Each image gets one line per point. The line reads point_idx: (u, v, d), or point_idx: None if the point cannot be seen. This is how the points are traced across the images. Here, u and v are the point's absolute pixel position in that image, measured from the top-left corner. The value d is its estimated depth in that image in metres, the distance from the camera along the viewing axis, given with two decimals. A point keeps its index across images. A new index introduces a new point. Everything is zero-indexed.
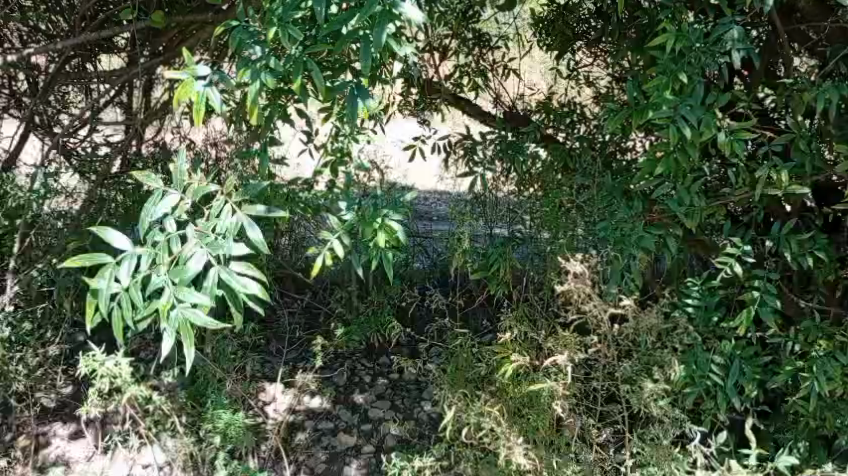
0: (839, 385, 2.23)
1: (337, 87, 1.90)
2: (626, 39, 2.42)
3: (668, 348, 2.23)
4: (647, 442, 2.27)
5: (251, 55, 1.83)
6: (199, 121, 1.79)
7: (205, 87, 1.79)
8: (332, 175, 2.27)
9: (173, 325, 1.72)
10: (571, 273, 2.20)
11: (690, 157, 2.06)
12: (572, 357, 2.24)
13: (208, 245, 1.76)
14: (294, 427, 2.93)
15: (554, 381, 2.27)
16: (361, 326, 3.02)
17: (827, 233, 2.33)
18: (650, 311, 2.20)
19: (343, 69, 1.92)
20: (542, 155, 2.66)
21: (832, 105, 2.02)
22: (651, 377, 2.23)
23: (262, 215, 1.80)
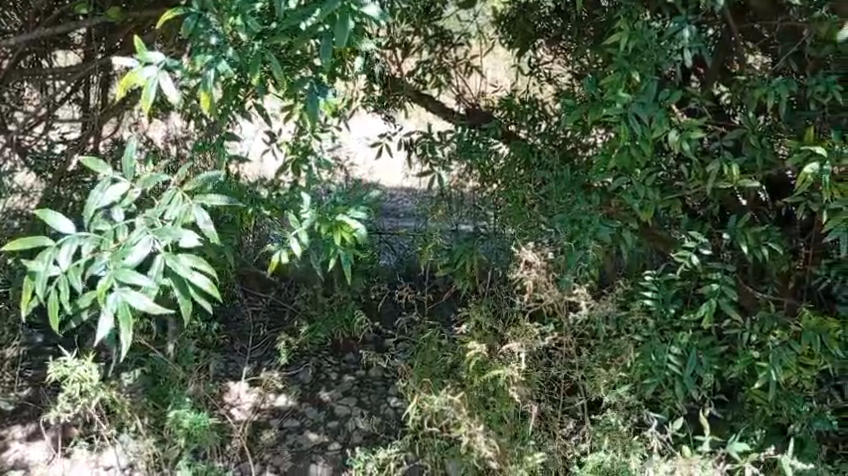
0: (794, 374, 2.28)
1: (296, 83, 1.91)
2: (584, 37, 2.51)
3: (625, 335, 2.33)
4: (603, 428, 2.32)
5: (209, 44, 1.82)
6: (148, 108, 1.74)
7: (153, 73, 1.75)
8: (294, 174, 2.35)
9: (112, 309, 1.62)
10: (525, 262, 2.28)
11: (644, 153, 2.09)
12: (529, 345, 2.30)
13: (155, 232, 1.70)
14: (260, 426, 2.93)
15: (510, 367, 2.30)
16: (325, 323, 3.04)
17: (781, 226, 2.39)
18: (604, 300, 2.29)
19: (303, 64, 1.90)
20: (503, 151, 2.67)
21: (782, 101, 2.06)
22: (607, 368, 2.33)
23: (214, 204, 1.80)
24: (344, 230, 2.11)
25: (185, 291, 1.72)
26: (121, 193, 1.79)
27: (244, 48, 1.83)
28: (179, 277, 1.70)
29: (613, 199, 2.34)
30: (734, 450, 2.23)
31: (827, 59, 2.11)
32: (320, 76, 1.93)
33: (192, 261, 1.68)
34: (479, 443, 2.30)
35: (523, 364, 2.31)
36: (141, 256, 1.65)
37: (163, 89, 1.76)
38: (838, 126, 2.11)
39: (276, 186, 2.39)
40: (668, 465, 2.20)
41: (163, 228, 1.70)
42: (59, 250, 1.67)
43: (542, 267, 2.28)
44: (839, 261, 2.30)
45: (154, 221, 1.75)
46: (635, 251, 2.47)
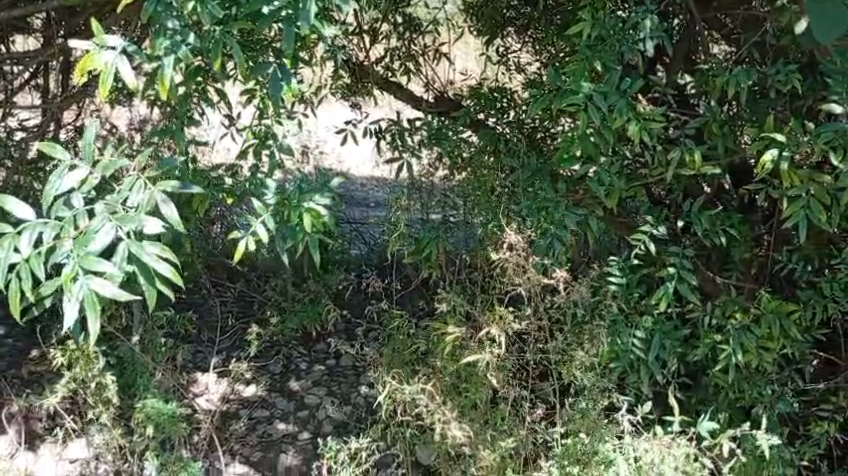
0: (755, 357, 2.31)
1: (261, 68, 1.89)
2: (552, 25, 2.51)
3: (597, 317, 2.35)
4: (577, 410, 2.33)
5: (168, 28, 1.76)
6: (106, 93, 1.72)
7: (112, 59, 1.72)
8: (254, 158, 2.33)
9: (78, 297, 1.58)
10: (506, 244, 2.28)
11: (607, 141, 2.10)
12: (505, 329, 2.31)
13: (117, 219, 1.68)
14: (228, 416, 2.91)
15: (487, 352, 2.32)
16: (295, 313, 3.03)
17: (743, 213, 2.42)
18: (581, 283, 2.32)
19: (265, 49, 1.93)
20: (472, 140, 2.65)
21: (742, 90, 2.08)
22: (582, 348, 2.33)
23: (175, 190, 1.79)
24: (313, 218, 2.12)
25: (149, 279, 1.69)
26: (80, 179, 1.77)
27: (203, 30, 1.81)
28: (144, 265, 1.67)
29: (579, 187, 2.36)
30: (705, 429, 2.27)
31: (786, 48, 2.13)
32: (284, 63, 1.90)
33: (156, 250, 1.67)
34: (453, 428, 2.28)
35: (501, 348, 2.34)
36: (104, 243, 1.63)
37: (122, 73, 1.74)
38: (797, 114, 2.14)
39: (236, 172, 2.39)
40: (644, 443, 2.21)
41: (125, 215, 1.69)
42: (19, 237, 1.64)
43: (522, 248, 2.28)
44: (798, 247, 2.33)
45: (115, 207, 1.74)
46: (601, 238, 2.49)
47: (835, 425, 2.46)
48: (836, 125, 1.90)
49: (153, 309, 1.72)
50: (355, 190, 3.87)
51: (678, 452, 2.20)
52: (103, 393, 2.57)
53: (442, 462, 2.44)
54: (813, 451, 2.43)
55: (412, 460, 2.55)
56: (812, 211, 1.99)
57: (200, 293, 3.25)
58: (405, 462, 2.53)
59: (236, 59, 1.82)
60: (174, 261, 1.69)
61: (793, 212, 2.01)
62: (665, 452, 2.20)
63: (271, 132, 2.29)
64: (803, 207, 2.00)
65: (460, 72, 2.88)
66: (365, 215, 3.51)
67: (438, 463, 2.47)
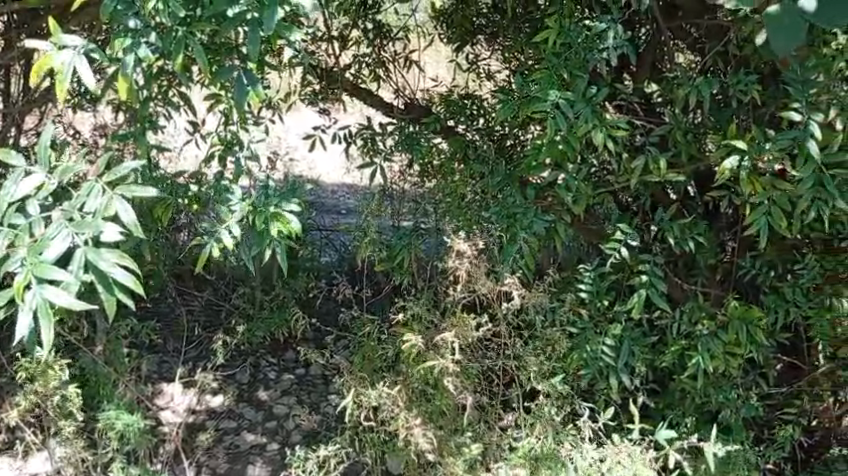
0: (721, 363, 2.35)
1: (224, 72, 1.88)
2: (519, 32, 2.52)
3: (558, 327, 2.39)
4: (537, 415, 2.35)
5: (128, 27, 1.80)
6: (64, 95, 1.73)
7: (67, 60, 1.73)
8: (221, 164, 2.35)
9: (32, 306, 1.58)
10: (456, 252, 2.34)
11: (574, 149, 2.12)
12: (462, 336, 2.33)
13: (74, 225, 1.66)
14: (195, 427, 2.88)
15: (444, 358, 2.32)
16: (263, 322, 3.02)
17: (708, 220, 2.45)
18: (536, 290, 2.35)
19: (230, 52, 1.89)
20: (443, 147, 2.66)
21: (705, 99, 2.11)
22: (539, 355, 2.37)
23: (134, 195, 1.76)
24: (281, 221, 2.10)
25: (108, 286, 1.67)
26: (37, 185, 1.75)
27: (168, 31, 1.82)
28: (101, 272, 1.65)
29: (547, 193, 2.36)
30: (661, 437, 2.31)
31: (746, 56, 2.17)
32: (248, 67, 1.89)
33: (114, 256, 1.65)
34: (416, 436, 2.33)
35: (458, 355, 2.35)
36: (59, 251, 1.63)
37: (80, 75, 1.73)
38: (760, 122, 2.16)
39: (201, 178, 2.38)
40: (598, 452, 2.27)
41: (82, 220, 1.66)
42: None
43: (477, 256, 2.35)
44: (761, 254, 2.36)
45: (73, 214, 1.72)
46: (569, 245, 2.51)
47: (798, 428, 2.49)
48: (794, 135, 1.94)
49: (113, 318, 1.70)
50: (327, 199, 3.88)
51: (632, 463, 2.24)
52: (65, 403, 2.54)
53: (411, 470, 2.43)
54: (776, 455, 2.47)
55: (380, 469, 2.55)
56: (773, 217, 2.03)
57: (166, 301, 3.20)
58: (374, 471, 2.53)
59: (199, 62, 1.81)
60: (132, 267, 1.67)
61: (754, 218, 2.05)
62: (618, 460, 2.24)
63: (236, 140, 2.33)
64: (764, 213, 2.04)
65: (431, 79, 2.87)
66: (335, 223, 3.49)
67: (406, 471, 2.47)
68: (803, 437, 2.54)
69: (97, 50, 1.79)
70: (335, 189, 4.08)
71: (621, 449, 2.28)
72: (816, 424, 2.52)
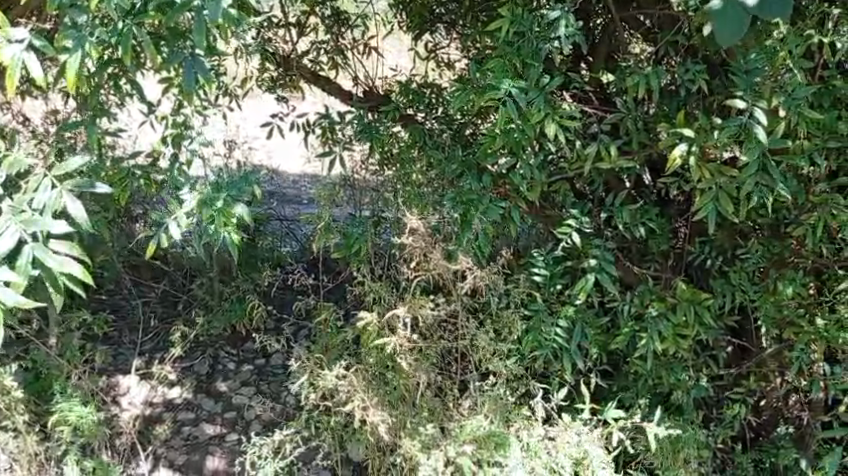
0: (672, 344, 2.39)
1: (172, 56, 1.88)
2: (477, 20, 2.52)
3: (513, 308, 2.42)
4: (486, 393, 2.39)
5: (75, 22, 1.79)
6: (12, 86, 1.75)
7: (18, 54, 1.76)
8: (173, 147, 2.34)
9: None
10: (409, 229, 2.33)
11: (529, 136, 2.14)
12: (415, 312, 2.33)
13: (22, 222, 1.73)
14: (152, 419, 2.87)
15: (398, 336, 2.34)
16: (222, 315, 3.05)
17: (661, 207, 2.48)
18: (492, 271, 2.37)
19: (178, 37, 1.87)
20: (401, 135, 2.64)
21: (655, 88, 2.15)
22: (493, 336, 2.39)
23: (82, 190, 1.82)
24: (227, 215, 2.11)
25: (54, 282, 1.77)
26: None
27: (112, 21, 1.81)
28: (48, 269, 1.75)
29: (502, 181, 2.39)
30: (609, 416, 2.42)
31: (696, 46, 2.20)
32: (197, 52, 1.88)
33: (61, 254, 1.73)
34: (372, 418, 2.32)
35: (411, 333, 2.37)
36: (8, 249, 1.69)
37: (29, 69, 1.78)
38: (708, 110, 2.20)
39: (152, 162, 2.38)
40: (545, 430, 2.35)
41: (30, 217, 1.73)
42: None
43: (425, 232, 2.33)
44: (710, 238, 2.40)
45: (21, 209, 1.77)
46: (526, 230, 2.53)
47: (747, 408, 2.55)
48: (741, 121, 1.97)
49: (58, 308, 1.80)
50: (287, 188, 3.88)
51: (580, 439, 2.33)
52: (14, 394, 2.51)
53: (371, 455, 2.46)
54: (726, 434, 2.53)
55: (341, 456, 2.58)
56: (720, 203, 2.07)
57: (122, 294, 3.21)
58: (335, 457, 2.56)
59: (146, 48, 1.81)
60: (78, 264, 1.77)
61: (703, 204, 2.09)
62: (565, 439, 2.33)
63: (188, 123, 2.34)
64: (712, 199, 2.08)
65: (391, 67, 2.85)
66: (296, 212, 3.47)
67: (367, 457, 2.49)
68: (752, 416, 2.59)
69: (43, 43, 1.78)
70: (296, 180, 4.04)
71: (569, 427, 2.36)
72: (765, 403, 2.58)
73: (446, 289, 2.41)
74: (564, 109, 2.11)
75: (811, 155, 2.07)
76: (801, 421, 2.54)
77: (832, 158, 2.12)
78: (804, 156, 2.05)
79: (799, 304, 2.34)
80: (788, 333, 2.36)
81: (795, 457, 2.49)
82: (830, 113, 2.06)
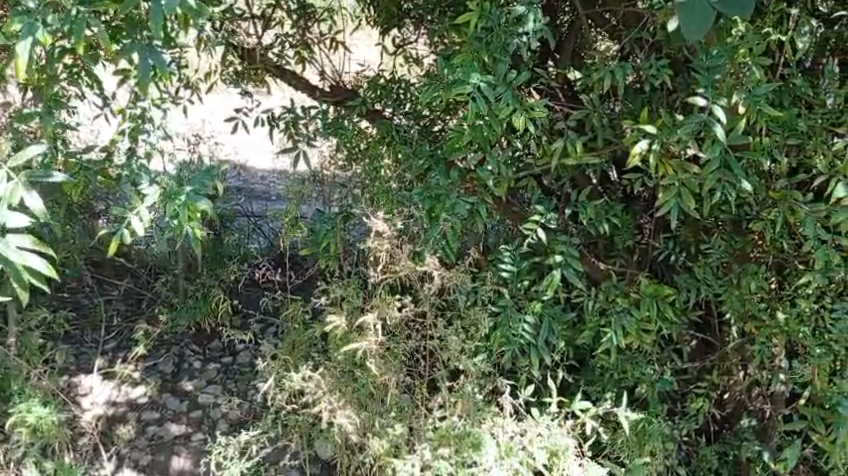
0: (634, 339, 2.43)
1: (127, 48, 1.88)
2: (445, 15, 2.50)
3: (481, 306, 2.44)
4: (458, 393, 2.40)
5: (28, 10, 1.78)
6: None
7: None
8: (132, 141, 2.35)
9: None
10: (374, 231, 2.38)
11: (495, 131, 2.14)
12: (382, 315, 2.36)
13: None
14: (115, 419, 2.83)
15: (367, 339, 2.35)
16: (185, 312, 3.03)
17: (626, 203, 2.50)
18: (459, 271, 2.40)
19: (135, 26, 1.90)
20: (371, 131, 2.65)
21: (619, 84, 2.17)
22: (461, 335, 2.41)
23: (41, 181, 1.81)
24: (191, 211, 2.09)
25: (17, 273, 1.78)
26: None
27: (66, 10, 1.81)
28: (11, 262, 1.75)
29: (470, 177, 2.36)
30: (576, 407, 2.42)
31: (660, 42, 2.24)
32: (155, 41, 1.91)
33: (24, 246, 1.74)
34: (337, 420, 2.34)
35: (380, 335, 2.37)
36: None
37: None
38: (672, 107, 2.22)
39: (108, 152, 2.36)
40: (517, 426, 2.38)
41: None
42: None
43: (391, 234, 2.38)
44: (674, 234, 2.45)
45: None
46: (494, 226, 2.54)
47: (711, 401, 2.58)
48: (701, 118, 1.99)
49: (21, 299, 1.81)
50: (256, 184, 3.85)
51: (550, 434, 2.36)
52: None
53: (340, 454, 2.45)
54: (689, 427, 2.56)
55: (310, 454, 2.57)
56: (682, 199, 2.09)
57: (84, 293, 3.20)
58: (303, 456, 2.55)
59: (100, 37, 1.82)
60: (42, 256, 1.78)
61: (666, 201, 2.10)
62: (536, 434, 2.35)
63: (147, 116, 2.33)
64: (674, 196, 2.09)
65: (359, 63, 2.85)
66: (264, 209, 3.44)
67: (336, 455, 2.48)
68: (715, 410, 2.63)
69: None
70: (265, 176, 4.01)
71: (537, 422, 2.38)
72: (728, 397, 2.62)
73: (415, 289, 2.43)
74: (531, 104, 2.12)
75: (771, 151, 2.11)
76: (763, 413, 2.58)
77: (791, 155, 2.17)
78: (764, 151, 2.08)
79: (760, 298, 2.35)
80: (750, 327, 2.38)
81: (757, 449, 2.53)
82: (790, 110, 2.11)
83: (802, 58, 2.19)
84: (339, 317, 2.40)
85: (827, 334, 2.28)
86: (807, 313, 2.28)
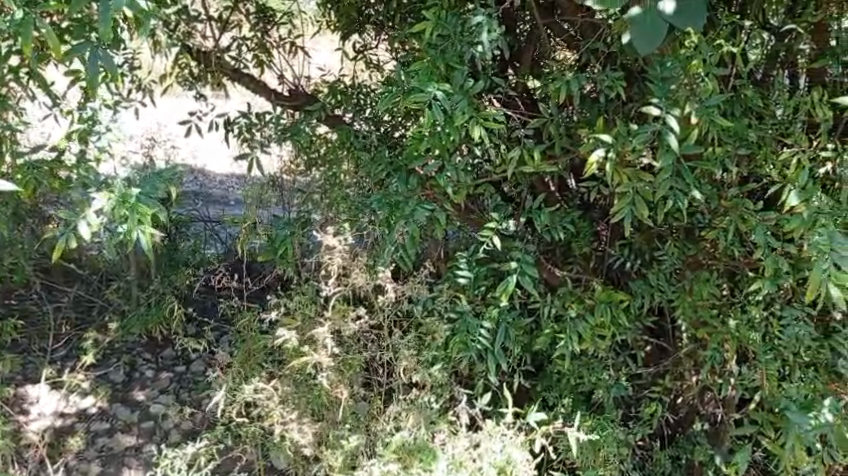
0: (590, 344, 2.45)
1: (75, 48, 1.88)
2: (404, 22, 2.51)
3: (438, 316, 2.44)
4: (415, 403, 2.40)
5: None
6: None
7: None
8: (80, 143, 2.35)
9: None
10: (326, 246, 2.39)
11: (451, 136, 2.13)
12: (336, 328, 2.36)
13: None
14: (63, 430, 2.79)
15: (318, 353, 2.35)
16: (137, 319, 3.03)
17: (582, 211, 2.53)
18: (416, 281, 2.42)
19: (84, 27, 1.90)
20: (332, 137, 2.66)
21: (575, 94, 2.19)
22: (419, 345, 2.41)
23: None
24: (142, 214, 2.06)
25: None
26: None
27: (11, 12, 1.78)
28: None
29: (431, 183, 2.36)
30: (532, 421, 2.39)
31: (615, 54, 2.25)
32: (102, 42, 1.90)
33: None
34: (290, 431, 2.36)
35: (335, 347, 2.37)
36: None
37: None
38: (627, 116, 2.25)
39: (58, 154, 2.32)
40: (470, 440, 2.32)
41: None
42: None
43: (342, 248, 2.38)
44: (629, 242, 2.47)
45: None
46: (453, 232, 2.55)
47: (664, 406, 2.62)
48: (651, 128, 2.02)
49: None
50: (214, 188, 3.83)
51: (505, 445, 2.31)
52: None
53: (294, 463, 2.46)
54: (644, 431, 2.59)
55: (265, 463, 2.56)
56: (636, 206, 2.12)
57: (32, 300, 3.13)
58: (258, 467, 2.56)
59: (46, 39, 1.80)
60: None
61: (621, 208, 2.13)
62: (489, 447, 2.29)
63: (96, 117, 2.38)
64: (629, 203, 2.12)
65: (319, 67, 2.84)
66: (222, 213, 3.40)
67: (290, 464, 2.48)
68: (669, 414, 2.66)
69: None
70: (223, 180, 3.99)
71: (492, 434, 2.33)
72: (681, 401, 2.64)
73: (369, 301, 2.43)
74: (487, 112, 2.12)
75: (723, 162, 2.15)
76: (715, 417, 2.61)
77: (742, 165, 2.21)
78: (715, 161, 2.12)
79: (713, 304, 2.41)
80: (702, 333, 2.42)
81: (709, 453, 2.57)
82: (740, 121, 2.14)
83: (754, 69, 2.23)
84: (291, 332, 2.37)
85: (776, 340, 2.34)
86: (757, 319, 2.34)
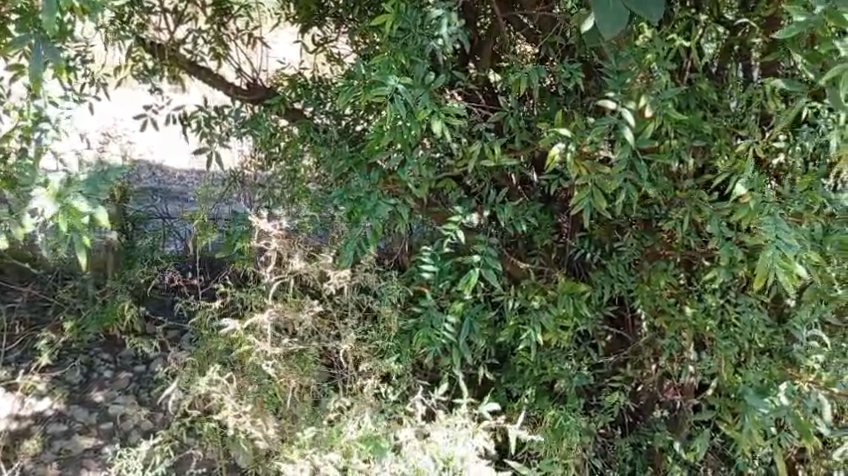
0: (553, 336, 2.46)
1: (19, 40, 1.88)
2: (363, 16, 2.52)
3: (392, 307, 2.47)
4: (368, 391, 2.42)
5: None
6: None
7: None
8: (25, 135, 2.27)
9: None
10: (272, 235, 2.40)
11: (414, 131, 2.15)
12: (280, 315, 2.38)
13: None
14: (18, 434, 2.77)
15: (262, 343, 2.34)
16: (92, 318, 2.99)
17: (545, 203, 2.55)
18: (364, 269, 2.44)
19: (27, 19, 1.89)
20: (293, 131, 2.63)
21: (534, 87, 2.21)
22: (371, 334, 2.45)
23: None
24: (71, 214, 2.01)
25: None
26: None
27: None
28: None
29: (392, 177, 2.37)
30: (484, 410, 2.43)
31: (572, 47, 2.29)
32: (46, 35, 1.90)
33: None
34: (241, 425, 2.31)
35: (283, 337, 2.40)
36: None
37: None
38: (586, 109, 2.29)
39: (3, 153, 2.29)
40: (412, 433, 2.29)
41: None
42: None
43: (283, 241, 2.41)
44: (589, 234, 2.50)
45: None
46: (417, 227, 2.56)
47: (625, 394, 2.65)
48: (608, 121, 2.07)
49: None
50: (174, 184, 3.79)
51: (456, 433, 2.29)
52: None
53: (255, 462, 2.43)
54: (605, 420, 2.62)
55: (227, 463, 2.55)
56: (595, 199, 2.15)
57: None
58: (220, 466, 2.54)
59: None
60: None
61: (580, 199, 2.16)
62: (432, 440, 2.26)
63: (43, 115, 2.27)
64: (588, 195, 2.15)
65: (279, 60, 2.80)
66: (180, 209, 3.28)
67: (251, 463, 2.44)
68: (630, 402, 2.69)
69: None
70: (184, 176, 3.95)
71: (448, 422, 2.32)
72: (641, 389, 2.68)
73: (317, 290, 2.47)
74: (449, 107, 2.13)
75: (679, 153, 2.19)
76: (674, 404, 2.66)
77: (697, 156, 2.25)
78: (670, 154, 2.17)
79: (671, 294, 2.44)
80: (661, 321, 2.46)
81: (668, 440, 2.61)
82: (696, 114, 2.18)
83: (708, 63, 2.26)
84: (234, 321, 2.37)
85: (732, 327, 2.38)
86: (713, 306, 2.38)
